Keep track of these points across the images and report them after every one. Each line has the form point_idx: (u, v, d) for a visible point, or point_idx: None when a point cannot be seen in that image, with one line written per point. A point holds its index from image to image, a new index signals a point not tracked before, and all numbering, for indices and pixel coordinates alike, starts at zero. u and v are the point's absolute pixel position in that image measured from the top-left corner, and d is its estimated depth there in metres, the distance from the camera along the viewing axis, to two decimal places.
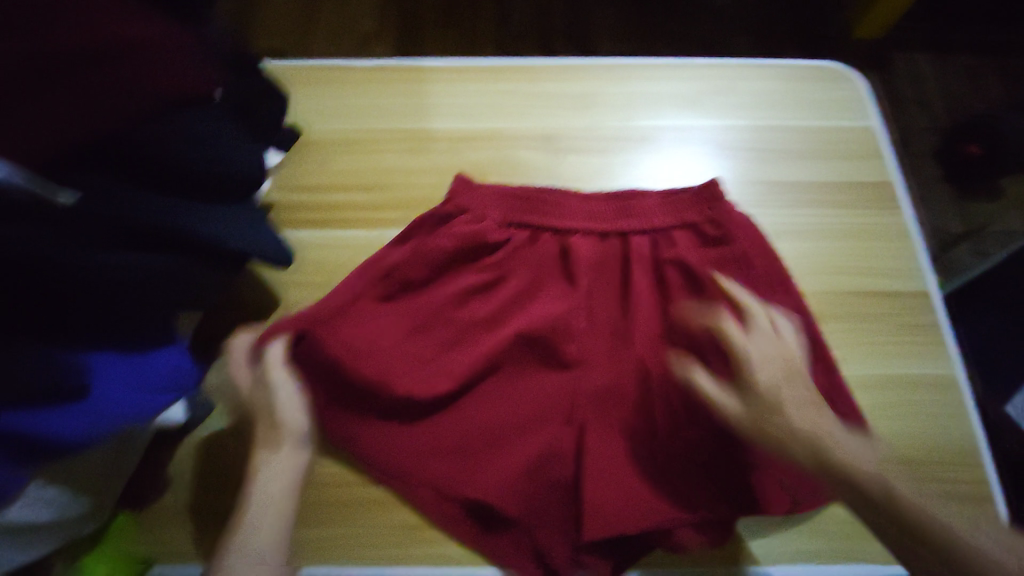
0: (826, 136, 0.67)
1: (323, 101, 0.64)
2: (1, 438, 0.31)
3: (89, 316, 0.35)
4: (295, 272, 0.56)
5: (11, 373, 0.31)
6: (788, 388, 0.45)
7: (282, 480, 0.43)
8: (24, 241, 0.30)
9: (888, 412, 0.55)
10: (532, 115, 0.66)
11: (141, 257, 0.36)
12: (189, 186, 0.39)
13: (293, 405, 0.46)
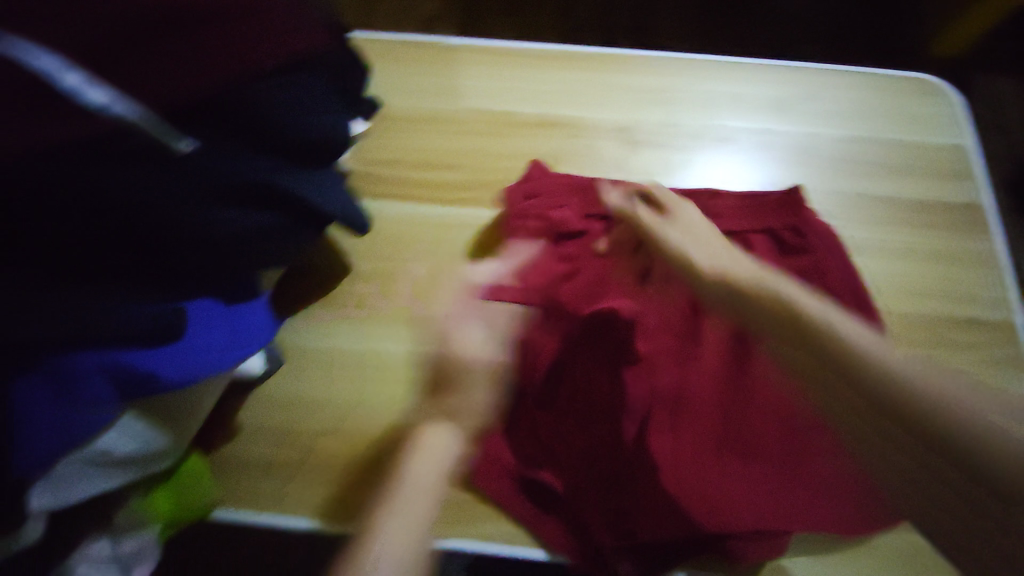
0: (917, 151, 0.63)
1: (403, 77, 0.66)
2: (111, 372, 0.37)
3: (197, 266, 0.41)
4: (365, 240, 0.58)
5: (128, 317, 0.36)
6: (729, 256, 0.45)
7: (429, 474, 0.42)
8: (144, 188, 0.35)
9: None
10: (606, 107, 0.65)
11: (239, 214, 0.40)
12: (288, 145, 0.42)
13: (481, 392, 0.47)
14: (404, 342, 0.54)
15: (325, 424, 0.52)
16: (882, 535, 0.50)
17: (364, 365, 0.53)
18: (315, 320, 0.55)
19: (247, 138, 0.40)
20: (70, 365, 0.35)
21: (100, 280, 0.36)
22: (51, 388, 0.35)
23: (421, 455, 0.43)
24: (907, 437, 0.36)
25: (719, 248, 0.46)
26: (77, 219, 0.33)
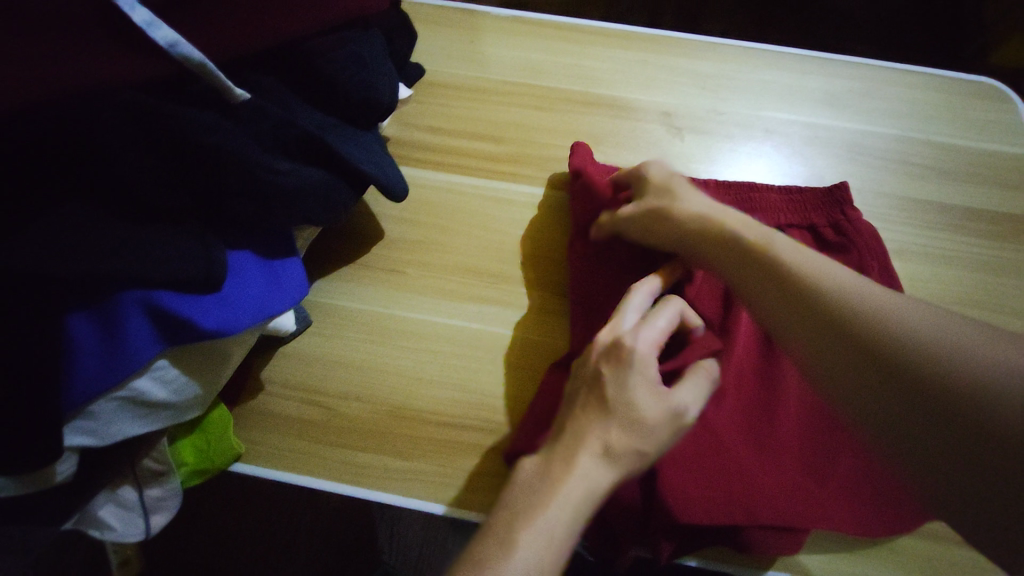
0: (972, 157, 0.60)
1: (446, 45, 0.65)
2: (162, 316, 0.38)
3: (243, 216, 0.41)
4: (400, 207, 0.58)
5: (181, 264, 0.37)
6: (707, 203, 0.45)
7: (558, 521, 0.34)
8: (214, 132, 0.38)
9: None
10: (653, 88, 0.63)
11: (294, 168, 0.43)
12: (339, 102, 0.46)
13: (646, 431, 0.37)
14: (433, 311, 0.54)
15: (348, 386, 0.52)
16: (903, 541, 0.49)
17: (392, 330, 0.53)
18: (345, 282, 0.55)
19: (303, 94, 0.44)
20: (117, 305, 0.36)
21: (161, 221, 0.38)
22: (98, 324, 0.36)
23: (552, 494, 0.35)
24: (883, 384, 0.32)
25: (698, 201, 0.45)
26: (144, 162, 0.35)
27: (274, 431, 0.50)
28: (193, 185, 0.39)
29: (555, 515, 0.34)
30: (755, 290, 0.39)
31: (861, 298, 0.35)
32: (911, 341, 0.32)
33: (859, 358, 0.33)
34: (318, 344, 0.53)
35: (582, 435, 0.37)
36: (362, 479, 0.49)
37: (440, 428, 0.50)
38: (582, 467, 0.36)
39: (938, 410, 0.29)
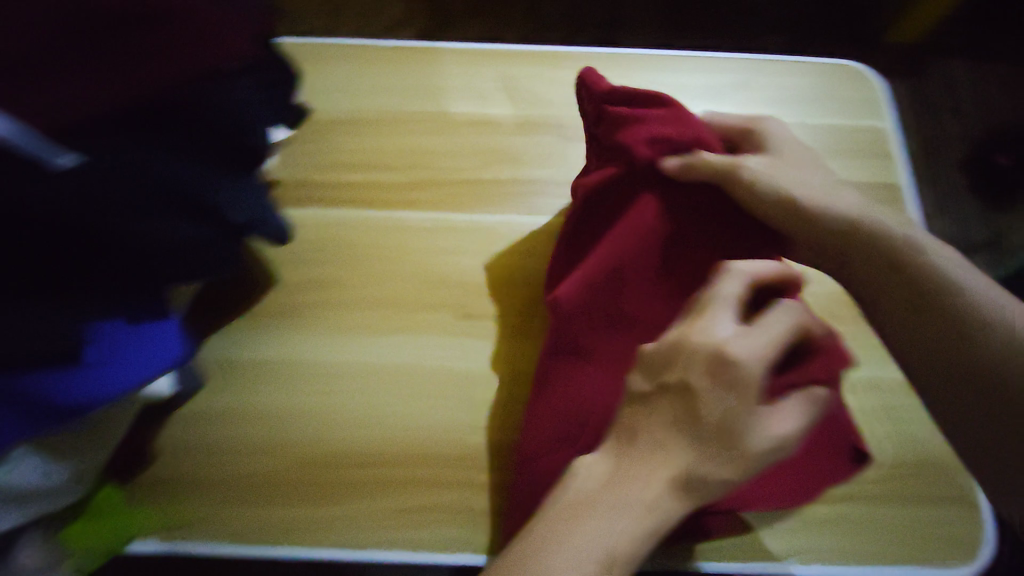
0: (844, 135, 0.63)
1: (332, 79, 0.64)
2: (30, 395, 0.36)
3: (104, 283, 0.39)
4: (298, 251, 0.57)
5: (44, 337, 0.35)
6: (812, 186, 0.45)
7: (615, 546, 0.33)
8: (50, 200, 0.33)
9: (877, 418, 0.56)
10: (543, 103, 0.64)
11: (166, 223, 0.39)
12: (217, 154, 0.43)
13: (744, 458, 0.34)
14: (343, 352, 0.54)
15: (262, 442, 0.51)
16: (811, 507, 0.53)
17: (304, 377, 0.53)
18: (248, 336, 0.54)
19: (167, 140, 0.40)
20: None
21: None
22: None
23: (604, 513, 0.34)
24: (918, 344, 0.37)
25: (800, 180, 0.46)
26: None
27: (189, 499, 0.49)
28: (38, 259, 0.35)
29: (601, 534, 0.34)
30: (851, 255, 0.42)
31: (943, 267, 0.38)
32: (953, 294, 0.37)
33: (918, 316, 0.37)
34: (223, 403, 0.52)
35: (660, 451, 0.36)
36: (286, 535, 0.49)
37: (363, 469, 0.51)
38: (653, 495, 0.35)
39: (952, 374, 0.35)
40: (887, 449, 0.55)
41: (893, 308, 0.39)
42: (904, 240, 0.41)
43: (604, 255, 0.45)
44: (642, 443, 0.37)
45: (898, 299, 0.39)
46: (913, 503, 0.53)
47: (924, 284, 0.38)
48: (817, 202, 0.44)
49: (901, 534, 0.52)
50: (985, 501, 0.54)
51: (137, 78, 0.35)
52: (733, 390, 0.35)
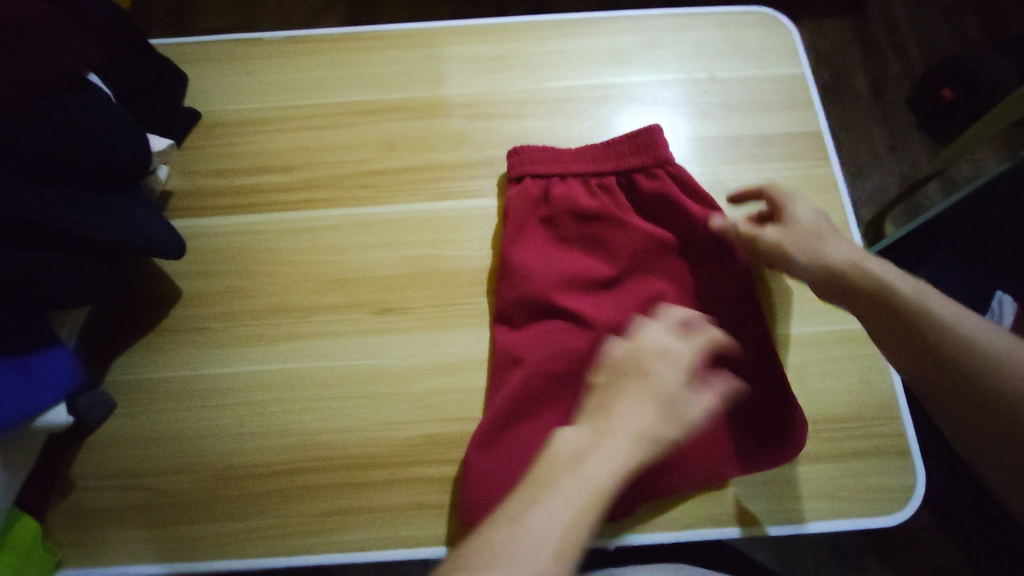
0: (759, 86, 0.62)
1: (225, 80, 0.62)
2: None
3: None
4: (200, 260, 0.55)
5: None
6: (828, 239, 0.48)
7: (590, 485, 0.33)
8: None
9: (818, 372, 0.53)
10: (447, 82, 0.62)
11: (25, 254, 0.40)
12: (75, 175, 0.43)
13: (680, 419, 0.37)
14: (244, 361, 0.52)
15: (176, 461, 0.49)
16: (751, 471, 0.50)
17: (204, 391, 0.51)
18: (146, 354, 0.52)
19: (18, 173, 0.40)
20: None
21: None
22: None
23: (580, 466, 0.34)
24: (927, 361, 0.41)
25: (821, 236, 0.48)
26: None
27: (103, 525, 0.48)
28: None
29: (584, 486, 0.33)
30: (874, 313, 0.44)
31: (960, 325, 0.41)
32: (968, 353, 0.40)
33: (908, 336, 0.42)
34: (134, 422, 0.50)
35: (621, 415, 0.37)
36: (204, 552, 0.47)
37: (276, 478, 0.49)
38: (623, 440, 0.35)
39: (958, 388, 0.40)
40: (825, 402, 0.52)
41: (883, 330, 0.43)
42: (908, 287, 0.43)
43: (640, 290, 0.52)
44: (602, 410, 0.38)
45: (886, 323, 0.43)
46: (851, 454, 0.51)
47: (914, 309, 0.42)
48: (807, 254, 0.47)
49: (818, 488, 0.50)
50: (915, 444, 0.51)
51: None
52: (680, 361, 0.40)
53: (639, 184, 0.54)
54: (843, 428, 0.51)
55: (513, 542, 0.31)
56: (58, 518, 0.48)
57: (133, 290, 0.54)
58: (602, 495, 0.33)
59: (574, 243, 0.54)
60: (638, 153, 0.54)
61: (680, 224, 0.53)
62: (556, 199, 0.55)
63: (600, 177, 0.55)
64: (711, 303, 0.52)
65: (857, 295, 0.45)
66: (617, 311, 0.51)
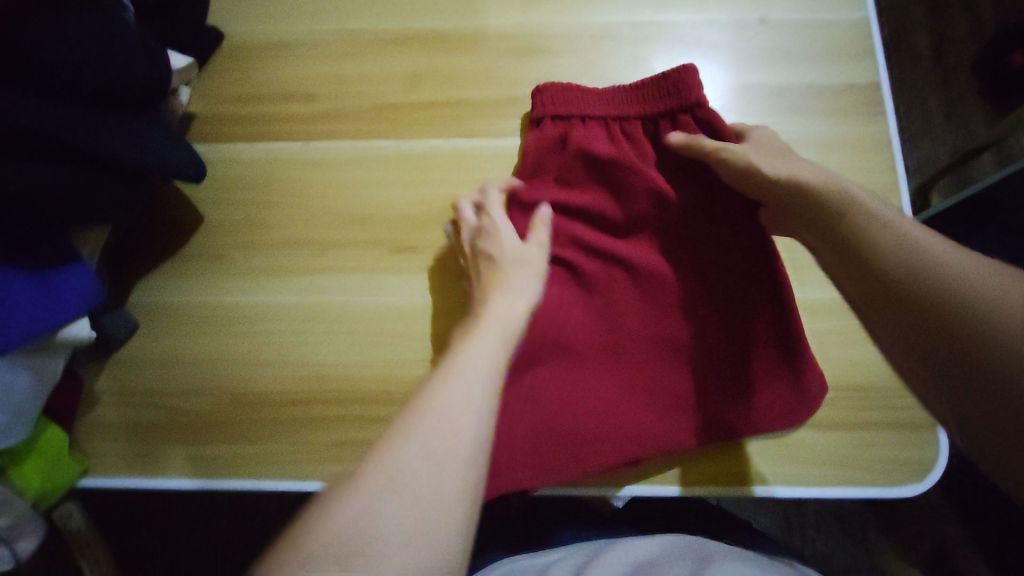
0: (813, 31, 0.57)
1: (246, 1, 0.59)
2: None
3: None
4: (220, 189, 0.54)
5: None
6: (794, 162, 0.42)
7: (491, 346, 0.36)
8: None
9: (844, 340, 0.51)
10: (476, 13, 0.58)
11: (43, 169, 0.39)
12: (95, 89, 0.42)
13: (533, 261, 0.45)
14: (263, 292, 0.52)
15: (195, 384, 0.50)
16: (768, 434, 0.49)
17: (224, 319, 0.51)
18: (167, 279, 0.53)
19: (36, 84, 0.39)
20: None
21: None
22: None
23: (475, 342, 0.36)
24: (911, 329, 0.33)
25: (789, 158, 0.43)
26: None
27: (127, 440, 0.49)
28: None
29: (485, 347, 0.36)
30: (834, 241, 0.38)
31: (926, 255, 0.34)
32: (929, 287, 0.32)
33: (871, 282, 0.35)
34: (156, 344, 0.51)
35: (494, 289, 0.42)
36: (220, 471, 0.48)
37: (290, 407, 0.49)
38: (504, 312, 0.39)
39: (927, 342, 0.32)
40: (848, 370, 0.51)
41: (861, 295, 0.36)
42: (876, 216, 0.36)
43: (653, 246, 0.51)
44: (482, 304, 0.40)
45: (865, 284, 0.35)
46: (871, 425, 0.49)
47: (896, 268, 0.34)
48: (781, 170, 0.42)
49: (834, 455, 0.49)
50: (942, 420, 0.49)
51: None
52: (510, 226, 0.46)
53: (663, 132, 0.51)
54: (865, 398, 0.50)
55: (424, 427, 0.31)
56: (86, 431, 0.50)
57: (156, 215, 0.54)
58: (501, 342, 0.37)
59: (589, 193, 0.52)
60: (667, 98, 0.51)
61: (703, 180, 0.50)
62: (575, 143, 0.52)
63: (625, 122, 0.52)
64: (729, 262, 0.50)
65: (838, 247, 0.37)
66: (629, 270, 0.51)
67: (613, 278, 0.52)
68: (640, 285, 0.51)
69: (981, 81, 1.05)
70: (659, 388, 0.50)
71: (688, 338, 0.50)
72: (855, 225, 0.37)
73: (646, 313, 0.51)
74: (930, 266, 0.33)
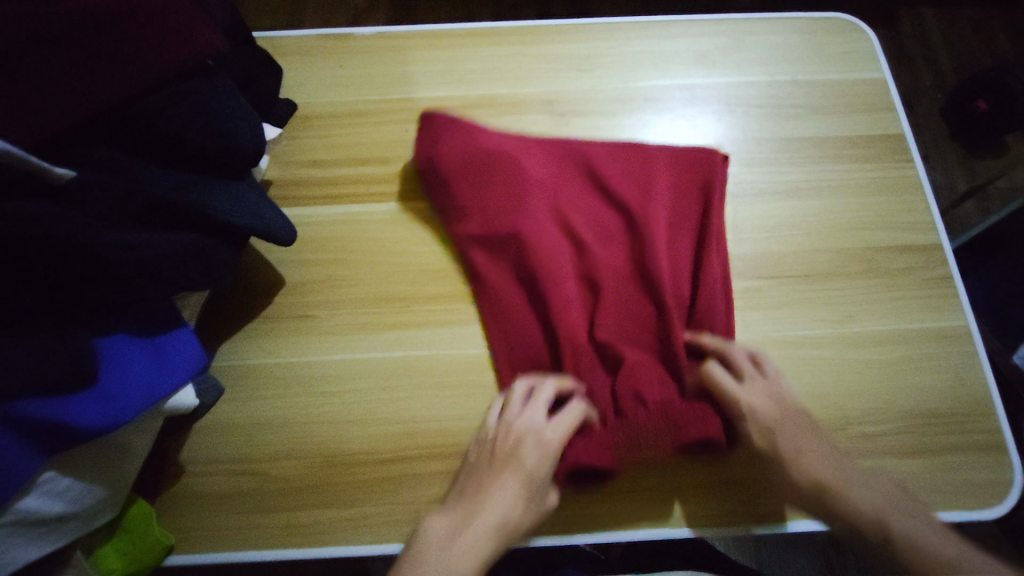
0: (837, 90, 0.63)
1: (315, 74, 0.63)
2: (40, 424, 0.35)
3: (109, 304, 0.39)
4: (296, 250, 0.56)
5: (49, 356, 0.34)
6: (829, 455, 0.45)
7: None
8: (66, 225, 0.34)
9: (916, 365, 0.52)
10: (536, 79, 0.63)
11: (153, 236, 0.39)
12: (199, 157, 0.43)
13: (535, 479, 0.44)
14: (342, 349, 0.52)
15: (279, 446, 0.49)
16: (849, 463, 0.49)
17: (309, 376, 0.51)
18: (250, 340, 0.52)
19: (151, 154, 0.41)
20: (17, 412, 0.34)
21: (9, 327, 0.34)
22: (12, 431, 0.34)
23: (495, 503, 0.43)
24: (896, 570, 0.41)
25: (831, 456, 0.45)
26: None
27: (205, 513, 0.47)
28: (38, 278, 0.35)
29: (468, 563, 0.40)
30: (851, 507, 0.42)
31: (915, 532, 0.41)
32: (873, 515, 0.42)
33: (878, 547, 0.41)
34: (241, 405, 0.50)
35: (493, 507, 0.42)
36: (301, 540, 0.46)
37: (381, 463, 0.48)
38: (484, 535, 0.41)
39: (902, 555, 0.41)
40: (926, 398, 0.51)
41: None
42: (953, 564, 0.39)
43: (619, 266, 0.53)
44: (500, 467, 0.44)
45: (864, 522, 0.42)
46: (945, 449, 0.49)
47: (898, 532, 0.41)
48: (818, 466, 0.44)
49: (922, 480, 0.48)
50: (1013, 441, 0.50)
51: (91, 84, 0.37)
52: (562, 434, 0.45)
53: (662, 285, 0.51)
54: (940, 424, 0.50)
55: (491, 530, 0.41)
56: (167, 501, 0.48)
57: (240, 281, 0.54)
58: (485, 546, 0.41)
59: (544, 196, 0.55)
60: (682, 269, 0.52)
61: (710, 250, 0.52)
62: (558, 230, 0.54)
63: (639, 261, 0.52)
64: (692, 190, 0.55)
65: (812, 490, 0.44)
66: (598, 337, 0.50)
67: (572, 369, 0.49)
68: (612, 337, 0.50)
69: (952, 127, 1.08)
70: (568, 266, 0.52)
71: (665, 220, 0.54)
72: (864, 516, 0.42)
73: (615, 287, 0.52)
74: (878, 511, 0.42)
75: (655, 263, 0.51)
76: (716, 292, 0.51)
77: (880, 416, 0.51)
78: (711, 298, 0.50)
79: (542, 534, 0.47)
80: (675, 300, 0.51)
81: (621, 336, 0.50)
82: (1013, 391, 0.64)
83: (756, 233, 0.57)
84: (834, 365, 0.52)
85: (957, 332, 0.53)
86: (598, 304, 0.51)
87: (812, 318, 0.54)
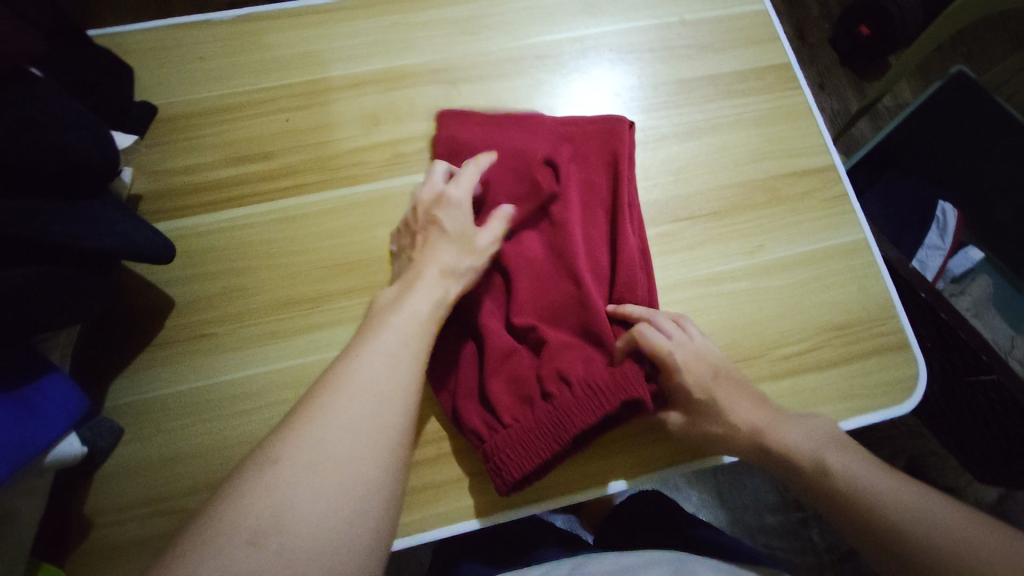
0: (723, 25, 0.63)
1: (174, 70, 0.57)
2: None
3: None
4: (184, 265, 0.51)
5: None
6: (762, 411, 0.46)
7: (407, 325, 0.40)
8: None
9: (824, 283, 0.55)
10: (420, 47, 0.59)
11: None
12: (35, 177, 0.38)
13: (459, 244, 0.46)
14: (255, 362, 0.48)
15: (199, 477, 0.45)
16: (776, 387, 0.51)
17: (220, 398, 0.47)
18: (147, 371, 0.48)
19: None
20: None
21: None
22: None
23: (441, 257, 0.45)
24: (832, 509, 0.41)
25: (762, 410, 0.46)
26: None
27: (125, 562, 0.43)
28: None
29: (410, 313, 0.40)
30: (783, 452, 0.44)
31: (849, 468, 0.41)
32: (803, 457, 0.43)
33: (816, 490, 0.42)
34: (148, 442, 0.46)
35: (424, 271, 0.44)
36: None
37: None
38: (421, 290, 0.43)
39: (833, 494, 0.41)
40: (836, 312, 0.54)
41: (850, 531, 0.40)
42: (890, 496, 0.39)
43: (535, 251, 0.51)
44: (435, 239, 0.46)
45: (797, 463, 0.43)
46: (858, 357, 0.52)
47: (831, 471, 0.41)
48: (748, 422, 0.45)
49: (841, 390, 0.51)
50: (915, 339, 0.54)
51: None
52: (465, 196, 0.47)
53: (578, 265, 0.50)
54: (851, 335, 0.53)
55: (442, 276, 0.44)
56: (82, 558, 0.44)
57: (125, 308, 0.49)
58: (426, 300, 0.42)
59: None
60: (599, 246, 0.52)
61: (622, 224, 0.51)
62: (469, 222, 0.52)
63: (555, 243, 0.51)
64: (600, 161, 0.54)
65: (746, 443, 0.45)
66: (519, 324, 0.48)
67: (496, 362, 0.47)
68: (532, 325, 0.49)
69: (842, 53, 1.13)
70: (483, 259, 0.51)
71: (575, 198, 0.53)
72: (798, 459, 0.43)
73: (532, 274, 0.50)
74: (809, 452, 0.43)
75: (569, 244, 0.50)
76: (634, 264, 0.50)
77: (796, 336, 0.53)
78: (630, 272, 0.50)
79: (476, 514, 0.46)
80: (594, 278, 0.51)
81: (542, 321, 0.50)
82: (917, 294, 0.69)
83: (664, 177, 0.57)
84: (750, 295, 0.54)
85: (856, 246, 0.56)
86: (514, 294, 0.49)
87: (726, 253, 0.55)
